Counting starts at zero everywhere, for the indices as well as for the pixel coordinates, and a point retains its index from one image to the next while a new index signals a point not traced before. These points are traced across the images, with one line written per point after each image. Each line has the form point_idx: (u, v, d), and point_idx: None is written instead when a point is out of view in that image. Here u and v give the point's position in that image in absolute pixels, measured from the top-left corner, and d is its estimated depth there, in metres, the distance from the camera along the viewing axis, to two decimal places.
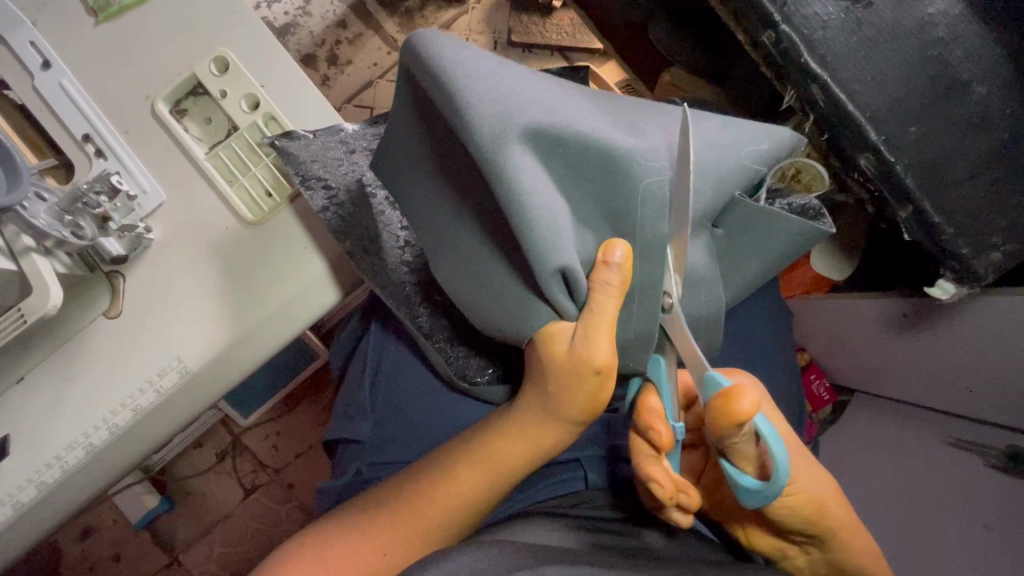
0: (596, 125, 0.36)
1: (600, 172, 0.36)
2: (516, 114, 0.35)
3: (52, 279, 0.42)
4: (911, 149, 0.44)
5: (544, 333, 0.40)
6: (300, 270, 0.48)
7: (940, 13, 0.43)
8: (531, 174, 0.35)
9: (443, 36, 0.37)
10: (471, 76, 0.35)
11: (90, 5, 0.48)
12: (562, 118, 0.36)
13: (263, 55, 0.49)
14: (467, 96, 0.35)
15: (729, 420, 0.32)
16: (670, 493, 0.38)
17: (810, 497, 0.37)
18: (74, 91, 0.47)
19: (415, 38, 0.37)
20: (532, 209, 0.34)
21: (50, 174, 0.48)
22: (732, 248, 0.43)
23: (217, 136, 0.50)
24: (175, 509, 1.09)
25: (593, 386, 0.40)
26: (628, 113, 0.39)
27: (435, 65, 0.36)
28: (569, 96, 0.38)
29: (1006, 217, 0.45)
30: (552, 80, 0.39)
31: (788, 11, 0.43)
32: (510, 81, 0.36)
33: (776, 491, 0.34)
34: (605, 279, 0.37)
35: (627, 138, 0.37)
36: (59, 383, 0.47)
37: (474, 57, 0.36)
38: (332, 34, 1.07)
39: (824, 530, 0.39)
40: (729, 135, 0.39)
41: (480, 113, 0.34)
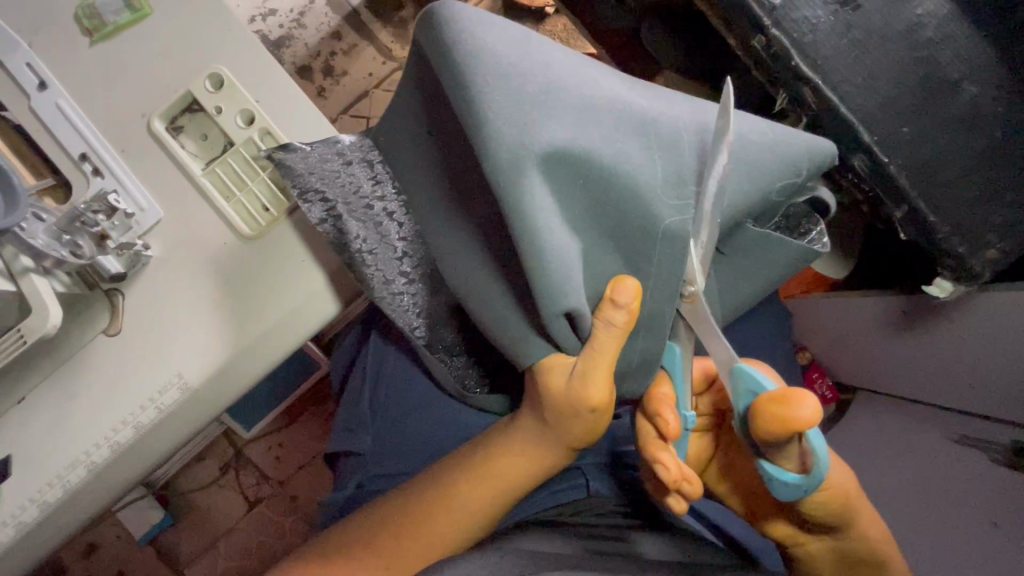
0: (620, 144, 0.34)
1: (618, 197, 0.35)
2: (538, 129, 0.33)
3: (52, 299, 0.42)
4: (905, 149, 0.44)
5: (543, 365, 0.40)
6: (299, 283, 0.48)
7: (929, 14, 0.43)
8: (546, 204, 0.34)
9: (473, 24, 0.35)
10: (494, 83, 0.34)
11: (85, 26, 0.49)
12: (586, 127, 0.34)
13: (257, 70, 0.50)
14: (488, 110, 0.33)
15: (782, 427, 0.31)
16: (673, 477, 0.36)
17: (834, 489, 0.37)
18: (71, 111, 0.47)
19: (444, 23, 0.35)
20: (546, 244, 0.34)
21: (48, 194, 0.48)
22: (734, 267, 0.42)
23: (213, 152, 0.51)
24: (179, 523, 1.09)
25: (588, 420, 0.40)
26: (666, 115, 0.35)
27: (460, 61, 0.34)
28: (600, 96, 0.35)
29: (1002, 215, 0.45)
30: (588, 68, 0.36)
31: (778, 15, 0.43)
32: (537, 84, 0.34)
33: (815, 485, 0.34)
34: (611, 319, 0.36)
35: (652, 159, 0.34)
36: (61, 404, 0.47)
37: (503, 56, 0.34)
38: (327, 46, 1.07)
39: (842, 520, 0.39)
40: (772, 160, 0.35)
41: (499, 130, 0.33)
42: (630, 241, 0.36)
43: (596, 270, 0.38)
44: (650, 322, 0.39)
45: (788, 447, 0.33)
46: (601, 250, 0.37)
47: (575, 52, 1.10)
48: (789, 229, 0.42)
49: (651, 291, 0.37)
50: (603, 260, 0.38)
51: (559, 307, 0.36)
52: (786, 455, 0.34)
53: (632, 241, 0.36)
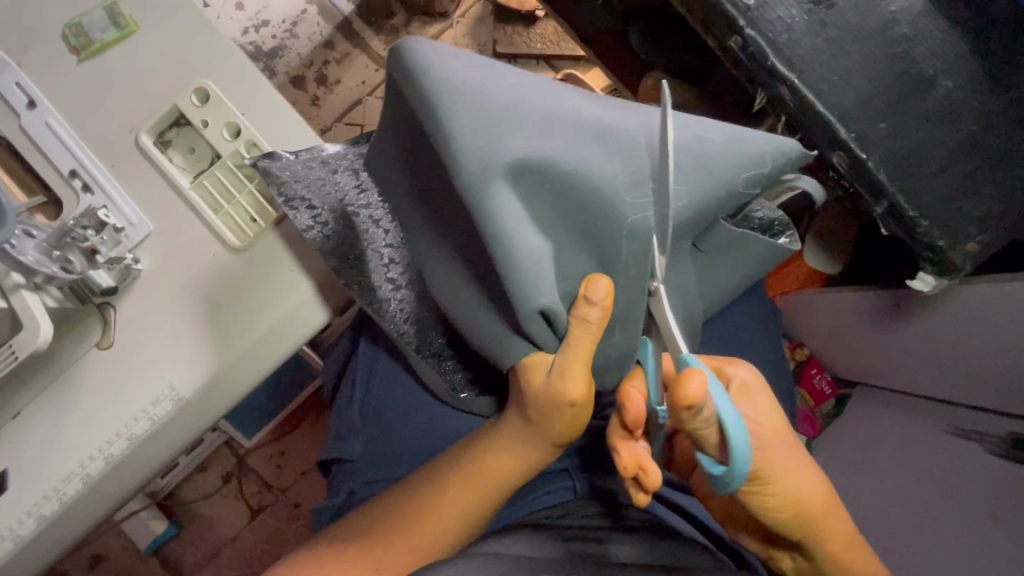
0: (582, 151, 0.35)
1: (584, 201, 0.35)
2: (501, 145, 0.34)
3: (43, 314, 0.43)
4: (883, 144, 0.44)
5: (526, 363, 0.41)
6: (287, 293, 0.49)
7: (903, 11, 0.44)
8: (515, 213, 0.35)
9: (432, 45, 0.35)
10: (457, 99, 0.34)
11: (72, 44, 0.49)
12: (547, 141, 0.34)
13: (240, 84, 0.50)
14: (452, 126, 0.34)
15: (680, 406, 0.31)
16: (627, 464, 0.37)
17: (786, 496, 0.37)
18: (59, 128, 0.48)
19: (403, 46, 0.35)
20: (519, 251, 0.35)
21: (39, 211, 0.49)
22: (712, 264, 0.43)
23: (200, 166, 0.51)
24: (183, 533, 1.10)
25: (569, 416, 0.42)
26: (623, 121, 0.36)
27: (422, 81, 0.35)
28: (559, 111, 0.35)
29: (982, 208, 0.45)
30: (545, 84, 0.36)
31: (753, 16, 0.43)
32: (497, 101, 0.34)
33: (739, 479, 0.32)
34: (584, 316, 0.37)
35: (614, 163, 0.35)
36: (56, 417, 0.48)
37: (460, 76, 0.34)
38: (320, 55, 1.08)
39: (801, 529, 0.40)
40: (734, 156, 0.36)
41: (465, 145, 0.34)
42: (606, 242, 0.37)
43: (574, 274, 0.38)
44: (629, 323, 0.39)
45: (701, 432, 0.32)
46: (578, 254, 0.38)
47: (566, 54, 1.10)
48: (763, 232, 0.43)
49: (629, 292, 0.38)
50: (582, 262, 0.38)
51: (537, 309, 0.36)
52: (709, 443, 0.33)
53: (608, 243, 0.37)
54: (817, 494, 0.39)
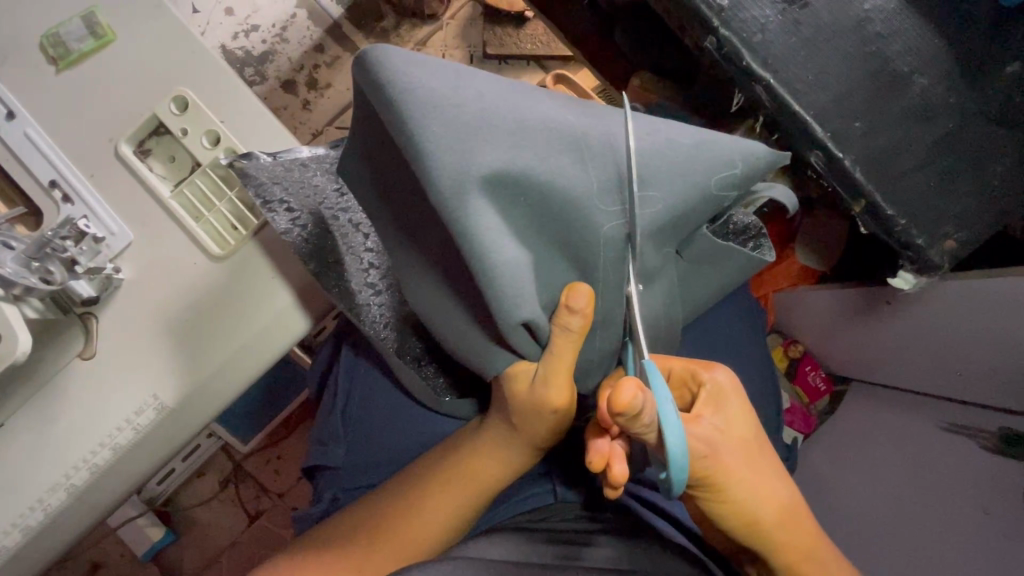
0: (556, 160, 0.35)
1: (560, 211, 0.35)
2: (475, 158, 0.33)
3: (21, 326, 0.42)
4: (859, 143, 0.44)
5: (511, 371, 0.42)
6: (270, 301, 0.49)
7: (877, 9, 0.43)
8: (492, 227, 0.34)
9: (400, 53, 0.34)
10: (429, 112, 0.33)
11: (50, 55, 0.49)
12: (521, 150, 0.34)
13: (217, 92, 0.50)
14: (425, 140, 0.33)
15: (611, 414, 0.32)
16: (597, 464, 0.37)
17: (739, 509, 0.39)
18: (39, 140, 0.48)
19: (370, 56, 0.34)
20: (493, 257, 0.34)
21: (20, 223, 0.49)
22: (694, 270, 0.43)
23: (182, 173, 0.52)
24: (181, 539, 1.10)
25: (552, 422, 0.42)
26: (595, 126, 0.36)
27: (392, 94, 0.33)
28: (532, 117, 0.35)
29: (959, 205, 0.45)
30: (518, 89, 0.36)
31: (727, 16, 0.43)
32: (469, 111, 0.33)
33: (678, 486, 0.32)
34: (567, 325, 0.37)
35: (587, 171, 0.35)
36: (38, 428, 0.48)
37: (430, 85, 0.33)
38: (310, 59, 1.08)
39: (760, 543, 0.41)
40: (704, 157, 0.36)
41: (439, 160, 0.33)
42: (579, 246, 0.37)
43: (547, 280, 0.38)
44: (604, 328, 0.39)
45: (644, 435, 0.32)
46: (551, 259, 0.38)
47: (556, 54, 1.10)
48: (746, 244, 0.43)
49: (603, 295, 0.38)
50: (556, 266, 0.38)
51: (512, 315, 0.36)
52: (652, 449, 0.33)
53: (581, 247, 0.37)
54: (773, 510, 0.40)
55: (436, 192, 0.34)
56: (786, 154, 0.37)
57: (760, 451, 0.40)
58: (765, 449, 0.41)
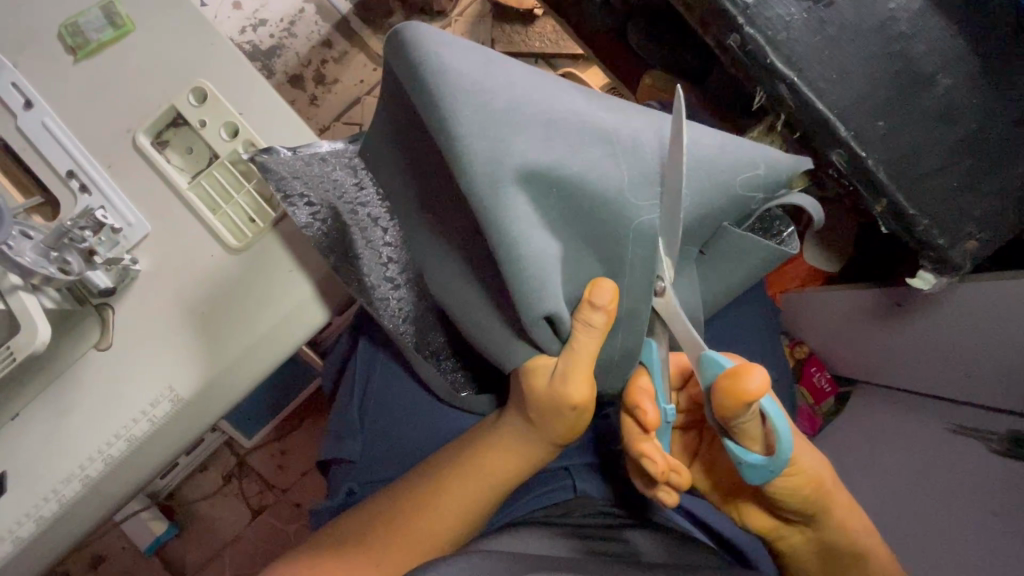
0: (587, 153, 0.35)
1: (591, 206, 0.35)
2: (505, 145, 0.34)
3: (40, 314, 0.43)
4: (881, 143, 0.44)
5: (529, 365, 0.41)
6: (288, 292, 0.49)
7: (902, 9, 0.43)
8: (520, 218, 0.35)
9: (437, 39, 0.35)
10: (462, 96, 0.34)
11: (68, 44, 0.49)
12: (551, 140, 0.35)
13: (237, 84, 0.50)
14: (457, 125, 0.34)
15: (738, 404, 0.31)
16: (661, 470, 0.36)
17: (806, 475, 0.37)
18: (56, 129, 0.48)
19: (407, 39, 0.35)
20: (517, 251, 0.35)
21: (36, 212, 0.49)
22: (716, 270, 0.43)
23: (200, 163, 0.51)
24: (184, 533, 1.10)
25: (571, 419, 0.42)
26: (629, 121, 0.36)
27: (427, 77, 0.35)
28: (562, 109, 0.35)
29: (981, 206, 0.45)
30: (548, 81, 0.37)
31: (752, 13, 0.43)
32: (501, 99, 0.34)
33: (781, 465, 0.34)
34: (588, 320, 0.37)
35: (620, 166, 0.35)
36: (54, 418, 0.48)
37: (463, 74, 0.34)
38: (318, 54, 1.08)
39: (820, 508, 0.39)
40: (730, 158, 0.36)
41: (469, 146, 0.34)
42: (604, 243, 0.37)
43: (571, 275, 0.38)
44: (628, 324, 0.39)
45: (748, 427, 0.33)
46: (576, 254, 0.38)
47: (565, 52, 1.10)
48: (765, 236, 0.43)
49: (625, 294, 0.38)
50: (580, 262, 0.38)
51: (537, 309, 0.36)
52: (749, 435, 0.33)
53: (606, 245, 0.37)
54: (827, 473, 0.39)
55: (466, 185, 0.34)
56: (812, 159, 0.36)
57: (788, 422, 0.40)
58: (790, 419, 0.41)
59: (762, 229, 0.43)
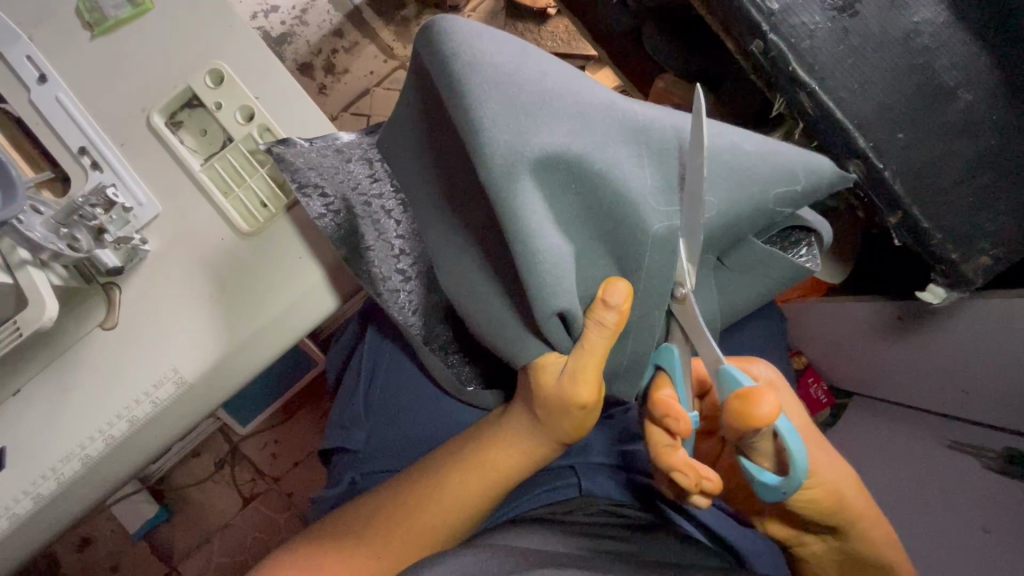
0: (611, 150, 0.35)
1: (609, 203, 0.35)
2: (528, 140, 0.34)
3: (48, 291, 0.43)
4: (900, 155, 0.44)
5: (537, 362, 0.41)
6: (298, 279, 0.48)
7: (926, 22, 0.44)
8: (539, 211, 0.35)
9: (466, 29, 0.35)
10: (488, 87, 0.34)
11: (86, 20, 0.49)
12: (575, 137, 0.34)
13: (256, 68, 0.50)
14: (482, 115, 0.34)
15: (747, 426, 0.31)
16: (688, 478, 0.37)
17: (826, 488, 0.37)
18: (71, 106, 0.48)
19: (438, 29, 0.36)
20: (539, 247, 0.35)
21: (47, 187, 0.48)
22: (734, 278, 0.42)
23: (213, 148, 0.51)
24: (174, 518, 1.09)
25: (579, 418, 0.42)
26: (655, 118, 0.36)
27: (455, 66, 0.34)
28: (588, 105, 0.35)
29: (995, 222, 0.45)
30: (576, 75, 0.36)
31: (776, 20, 0.44)
32: (528, 93, 0.34)
33: (795, 487, 0.33)
34: (601, 319, 0.37)
35: (643, 167, 0.35)
36: (55, 395, 0.47)
37: (491, 64, 0.34)
38: (329, 43, 1.07)
39: (841, 521, 0.39)
40: (765, 167, 0.36)
41: (493, 139, 0.33)
42: (621, 242, 0.37)
43: (589, 275, 0.38)
44: (643, 326, 0.39)
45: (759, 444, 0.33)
46: (594, 254, 0.38)
47: (576, 53, 1.09)
48: (784, 246, 0.43)
49: (641, 296, 0.38)
50: (597, 260, 0.38)
51: (555, 308, 0.36)
52: (762, 453, 0.33)
53: (624, 247, 0.37)
54: (852, 488, 0.38)
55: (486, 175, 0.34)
56: (853, 176, 0.36)
57: (812, 434, 0.40)
58: (813, 430, 0.41)
59: (780, 239, 0.43)
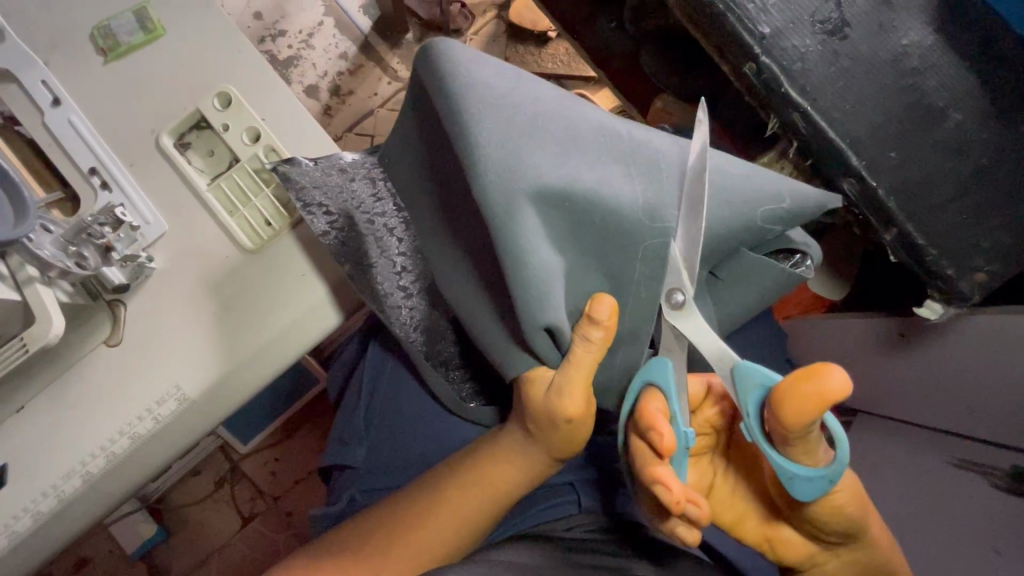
0: (604, 172, 0.36)
1: (602, 219, 0.36)
2: (521, 161, 0.35)
3: (55, 308, 0.43)
4: (892, 172, 0.45)
5: (529, 374, 0.42)
6: (302, 295, 0.49)
7: (914, 45, 0.45)
8: (536, 233, 0.36)
9: (463, 54, 0.37)
10: (483, 110, 0.35)
11: (100, 46, 0.51)
12: (567, 157, 0.36)
13: (263, 90, 0.51)
14: (478, 135, 0.35)
15: (819, 405, 0.29)
16: (677, 499, 0.34)
17: (850, 491, 0.36)
18: (82, 127, 0.49)
19: (435, 49, 0.37)
20: (529, 261, 0.36)
21: (57, 207, 0.49)
22: (728, 290, 0.43)
23: (219, 168, 0.52)
24: (172, 539, 1.08)
25: (568, 432, 0.42)
26: (646, 142, 0.37)
27: (451, 87, 0.36)
28: (581, 127, 0.36)
29: (989, 239, 0.46)
30: (569, 98, 0.38)
31: (767, 44, 0.45)
32: (521, 115, 0.36)
33: (838, 474, 0.32)
34: (587, 335, 0.37)
35: (635, 187, 0.36)
36: (58, 413, 0.48)
37: (486, 87, 0.36)
38: (335, 66, 1.10)
39: (861, 529, 0.38)
40: (752, 190, 0.37)
41: (488, 158, 0.35)
42: (615, 260, 0.38)
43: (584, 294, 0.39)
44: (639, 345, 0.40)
45: (811, 435, 0.31)
46: (591, 272, 0.39)
47: (577, 75, 1.12)
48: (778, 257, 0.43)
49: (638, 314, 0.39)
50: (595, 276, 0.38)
51: (551, 323, 0.36)
52: (808, 448, 0.32)
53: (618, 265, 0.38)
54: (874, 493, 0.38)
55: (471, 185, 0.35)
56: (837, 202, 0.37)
57: None
58: None
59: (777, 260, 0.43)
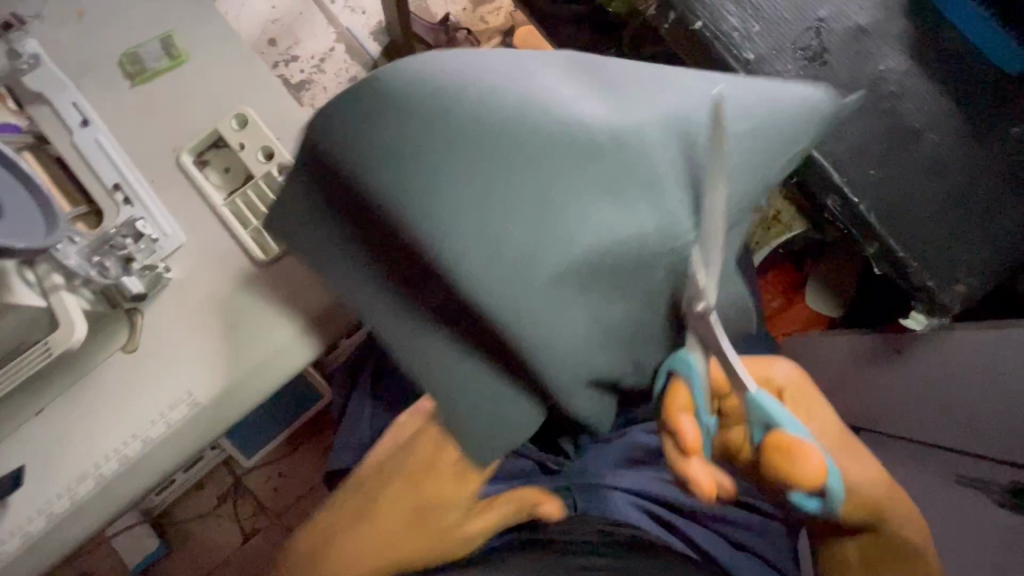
0: (604, 191, 0.30)
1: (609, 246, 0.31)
2: (500, 203, 0.30)
3: (79, 314, 0.46)
4: (876, 190, 0.49)
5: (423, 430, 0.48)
6: (300, 312, 0.52)
7: (890, 71, 0.49)
8: None
9: (391, 91, 0.31)
10: (434, 162, 0.30)
11: (128, 71, 0.54)
12: (552, 176, 0.30)
13: (283, 114, 0.55)
14: (430, 203, 0.30)
15: (797, 481, 0.36)
16: (706, 488, 0.39)
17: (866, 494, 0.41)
18: (108, 146, 0.52)
19: (353, 99, 0.32)
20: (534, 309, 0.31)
21: (81, 220, 0.52)
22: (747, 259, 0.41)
23: (235, 183, 0.55)
24: (173, 553, 1.09)
25: (451, 488, 0.47)
26: (640, 119, 0.31)
27: (384, 145, 0.31)
28: (557, 130, 0.30)
29: (967, 254, 0.49)
30: (533, 87, 0.31)
31: (753, 68, 0.51)
32: (486, 146, 0.30)
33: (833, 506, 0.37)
34: (673, 403, 0.38)
35: (635, 202, 0.31)
36: (73, 418, 0.49)
37: (421, 133, 0.30)
38: (345, 90, 1.14)
39: (877, 516, 0.43)
40: (763, 146, 0.32)
41: (447, 215, 0.30)
42: None
43: None
44: None
45: (811, 480, 0.36)
46: None
47: None
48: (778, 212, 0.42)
49: None
50: None
51: None
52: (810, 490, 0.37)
53: None
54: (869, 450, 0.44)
55: (430, 223, 0.30)
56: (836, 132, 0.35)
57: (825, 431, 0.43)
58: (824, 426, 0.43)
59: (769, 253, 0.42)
